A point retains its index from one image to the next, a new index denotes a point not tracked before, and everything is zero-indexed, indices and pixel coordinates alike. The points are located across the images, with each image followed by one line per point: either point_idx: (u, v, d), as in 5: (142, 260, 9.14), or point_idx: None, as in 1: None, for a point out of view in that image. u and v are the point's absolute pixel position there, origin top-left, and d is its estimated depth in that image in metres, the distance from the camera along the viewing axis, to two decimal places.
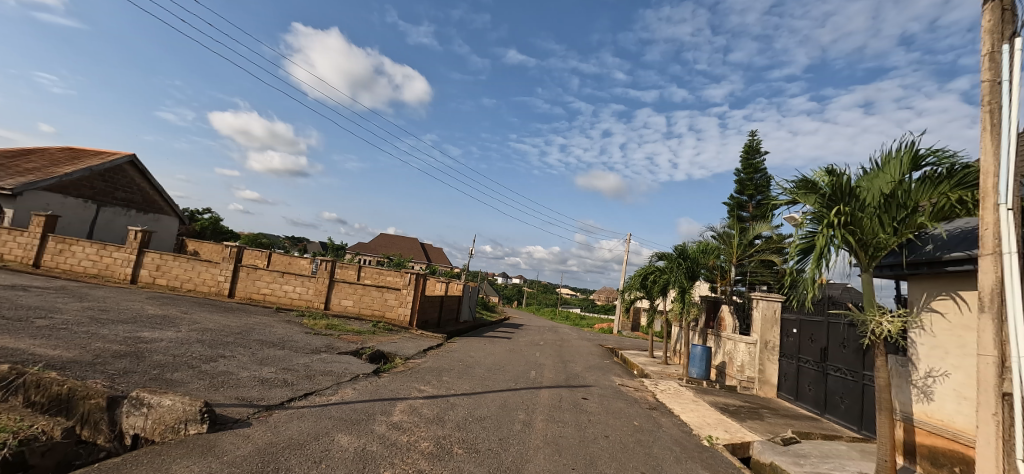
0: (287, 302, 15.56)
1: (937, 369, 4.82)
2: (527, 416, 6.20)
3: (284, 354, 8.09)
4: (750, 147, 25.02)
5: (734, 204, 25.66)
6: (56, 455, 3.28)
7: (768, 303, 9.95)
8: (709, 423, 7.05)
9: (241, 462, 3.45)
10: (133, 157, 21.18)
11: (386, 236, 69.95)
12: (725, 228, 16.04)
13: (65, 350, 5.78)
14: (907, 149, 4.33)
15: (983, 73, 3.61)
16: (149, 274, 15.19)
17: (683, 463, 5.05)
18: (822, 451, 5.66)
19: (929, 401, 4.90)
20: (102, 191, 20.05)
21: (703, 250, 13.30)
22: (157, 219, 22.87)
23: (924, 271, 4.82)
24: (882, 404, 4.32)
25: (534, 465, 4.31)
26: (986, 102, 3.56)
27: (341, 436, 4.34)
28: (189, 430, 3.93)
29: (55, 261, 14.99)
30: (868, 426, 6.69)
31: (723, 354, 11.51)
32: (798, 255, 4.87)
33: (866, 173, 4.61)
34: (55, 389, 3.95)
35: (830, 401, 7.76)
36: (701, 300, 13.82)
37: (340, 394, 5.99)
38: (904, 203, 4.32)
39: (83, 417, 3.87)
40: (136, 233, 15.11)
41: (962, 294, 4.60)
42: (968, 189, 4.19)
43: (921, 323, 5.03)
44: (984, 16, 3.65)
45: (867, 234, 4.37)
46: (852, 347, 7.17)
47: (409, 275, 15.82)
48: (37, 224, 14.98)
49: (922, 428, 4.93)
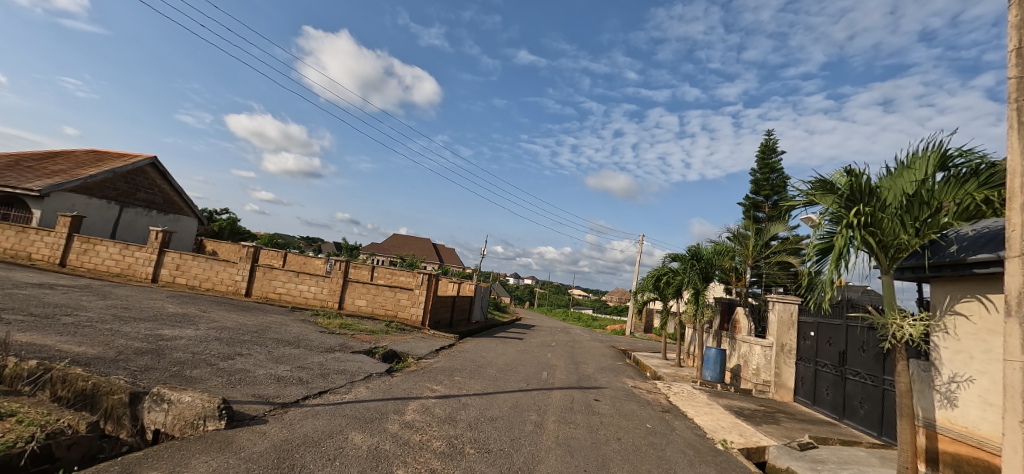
0: (301, 301, 15.79)
1: (961, 374, 4.69)
2: (539, 417, 6.21)
3: (299, 353, 8.18)
4: (767, 146, 24.60)
5: (749, 204, 25.24)
6: (80, 449, 3.39)
7: (784, 306, 9.80)
8: (724, 426, 6.96)
9: (258, 458, 3.52)
10: (155, 159, 21.75)
11: (398, 236, 70.72)
12: (740, 229, 15.81)
13: (90, 346, 5.94)
14: (935, 149, 4.23)
15: (1010, 70, 3.50)
16: (169, 274, 15.55)
17: (697, 467, 4.99)
18: (840, 458, 5.55)
19: (952, 407, 4.77)
20: (125, 192, 20.60)
21: (717, 251, 13.14)
22: (177, 219, 23.42)
23: (947, 273, 4.68)
24: (902, 409, 4.24)
25: (546, 465, 4.32)
26: (1014, 99, 3.45)
27: (355, 435, 4.39)
28: (207, 425, 4.02)
29: (80, 260, 15.42)
30: (889, 433, 6.57)
31: (738, 357, 11.33)
32: (817, 255, 4.78)
33: (889, 172, 4.50)
34: (80, 384, 4.08)
35: (849, 406, 7.59)
36: (716, 301, 13.64)
37: (353, 393, 6.04)
38: (927, 203, 4.21)
39: (106, 412, 3.99)
40: (157, 233, 15.50)
41: (987, 295, 4.46)
42: (994, 189, 4.12)
43: (943, 327, 4.92)
44: (1012, 11, 3.55)
45: (888, 235, 4.27)
46: (872, 350, 7.02)
47: (422, 275, 15.95)
48: (64, 224, 15.42)
49: (945, 435, 4.80)
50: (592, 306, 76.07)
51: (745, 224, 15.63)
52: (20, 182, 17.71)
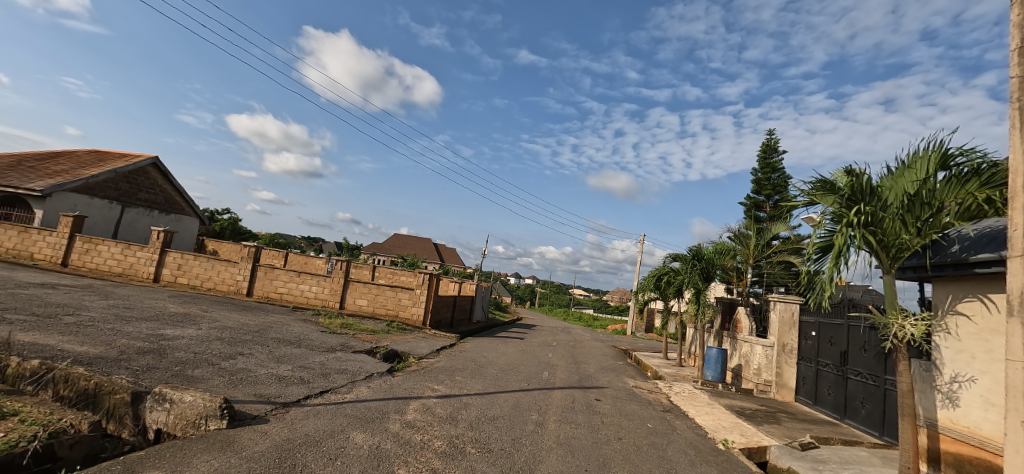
0: (303, 301, 15.81)
1: (963, 374, 4.68)
2: (540, 417, 6.20)
3: (300, 352, 8.19)
4: (767, 146, 24.59)
5: (750, 204, 25.22)
6: (82, 448, 3.41)
7: (785, 305, 9.79)
8: (725, 426, 6.95)
9: (260, 457, 3.53)
10: (156, 159, 21.79)
11: (399, 236, 70.77)
12: (741, 228, 15.81)
13: (92, 346, 5.95)
14: (936, 149, 4.22)
15: (1012, 69, 3.49)
16: (171, 274, 15.58)
17: (698, 467, 4.98)
18: (842, 457, 5.54)
19: (953, 407, 4.76)
20: (127, 192, 20.65)
21: (718, 250, 13.13)
22: (178, 219, 23.47)
23: (949, 272, 4.65)
24: (904, 409, 4.24)
25: (547, 465, 4.32)
26: (1015, 98, 3.44)
27: (357, 434, 4.40)
28: (209, 425, 4.02)
29: (82, 260, 15.46)
30: (890, 433, 6.56)
31: (739, 357, 11.32)
32: (816, 254, 4.79)
33: (890, 172, 4.50)
34: (83, 384, 4.09)
35: (850, 406, 7.58)
36: (716, 301, 13.64)
37: (354, 393, 6.05)
38: (928, 202, 4.21)
39: (108, 411, 4.01)
40: (158, 233, 15.52)
41: (990, 295, 4.45)
42: (995, 188, 4.11)
43: (945, 327, 4.91)
44: (1013, 11, 3.54)
45: (889, 235, 4.27)
46: (874, 350, 7.02)
47: (423, 275, 15.96)
48: (66, 224, 15.45)
49: (946, 435, 4.79)
50: (593, 306, 76.01)
51: (746, 224, 15.62)
52: (22, 182, 17.75)
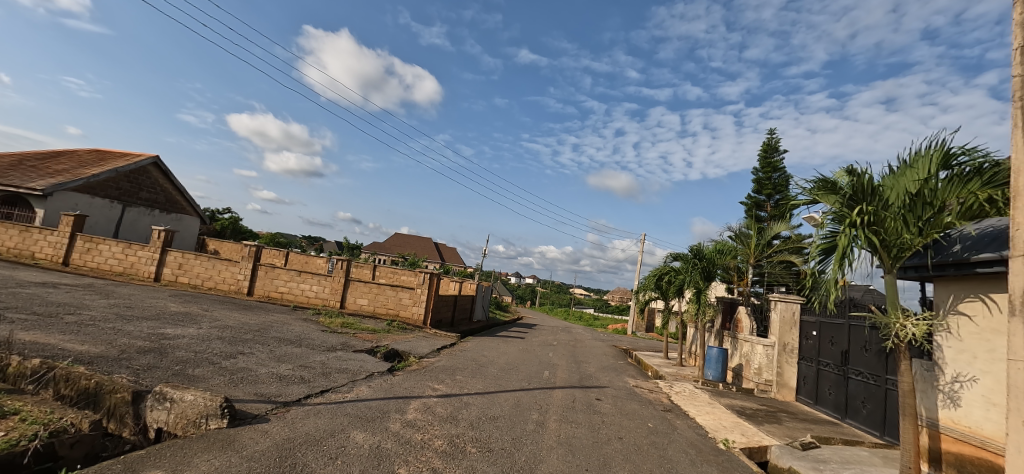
0: (303, 300, 15.82)
1: (965, 374, 4.67)
2: (540, 416, 6.19)
3: (301, 352, 8.19)
4: (768, 145, 24.54)
5: (751, 203, 25.20)
6: (83, 447, 3.41)
7: (787, 305, 9.75)
8: (725, 426, 6.93)
9: (259, 457, 3.52)
10: (156, 158, 21.81)
11: (400, 235, 70.71)
12: (742, 228, 15.79)
13: (91, 345, 5.95)
14: (938, 148, 4.18)
15: (1016, 67, 3.46)
16: (171, 273, 15.59)
17: (699, 466, 4.97)
18: (842, 457, 5.53)
19: (955, 407, 4.75)
20: (127, 191, 20.69)
21: (720, 250, 13.05)
22: (179, 218, 23.48)
23: (949, 272, 4.66)
24: (905, 409, 4.23)
25: (547, 465, 4.31)
26: (1019, 97, 3.41)
27: (357, 434, 4.39)
28: (209, 424, 4.02)
29: (83, 259, 15.47)
30: (891, 433, 6.55)
31: (739, 356, 11.32)
32: (820, 255, 4.78)
33: (892, 171, 4.46)
34: (83, 383, 4.09)
35: (851, 406, 7.57)
36: (717, 300, 13.64)
37: (354, 392, 6.06)
38: (930, 202, 4.19)
39: (108, 411, 4.01)
40: (159, 232, 15.54)
41: (992, 295, 4.45)
42: (997, 188, 4.10)
43: (946, 327, 4.90)
44: (1017, 9, 3.51)
45: (890, 235, 4.27)
46: (874, 350, 7.01)
47: (424, 275, 15.95)
48: (66, 224, 15.46)
49: (947, 435, 4.79)
50: (593, 306, 75.93)
51: (747, 224, 15.60)
52: (23, 182, 17.77)
